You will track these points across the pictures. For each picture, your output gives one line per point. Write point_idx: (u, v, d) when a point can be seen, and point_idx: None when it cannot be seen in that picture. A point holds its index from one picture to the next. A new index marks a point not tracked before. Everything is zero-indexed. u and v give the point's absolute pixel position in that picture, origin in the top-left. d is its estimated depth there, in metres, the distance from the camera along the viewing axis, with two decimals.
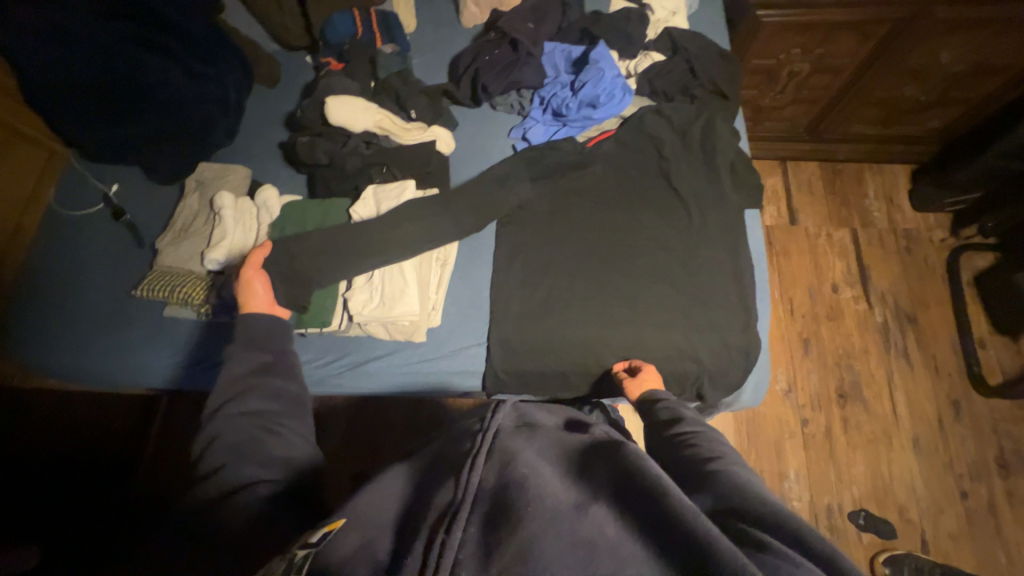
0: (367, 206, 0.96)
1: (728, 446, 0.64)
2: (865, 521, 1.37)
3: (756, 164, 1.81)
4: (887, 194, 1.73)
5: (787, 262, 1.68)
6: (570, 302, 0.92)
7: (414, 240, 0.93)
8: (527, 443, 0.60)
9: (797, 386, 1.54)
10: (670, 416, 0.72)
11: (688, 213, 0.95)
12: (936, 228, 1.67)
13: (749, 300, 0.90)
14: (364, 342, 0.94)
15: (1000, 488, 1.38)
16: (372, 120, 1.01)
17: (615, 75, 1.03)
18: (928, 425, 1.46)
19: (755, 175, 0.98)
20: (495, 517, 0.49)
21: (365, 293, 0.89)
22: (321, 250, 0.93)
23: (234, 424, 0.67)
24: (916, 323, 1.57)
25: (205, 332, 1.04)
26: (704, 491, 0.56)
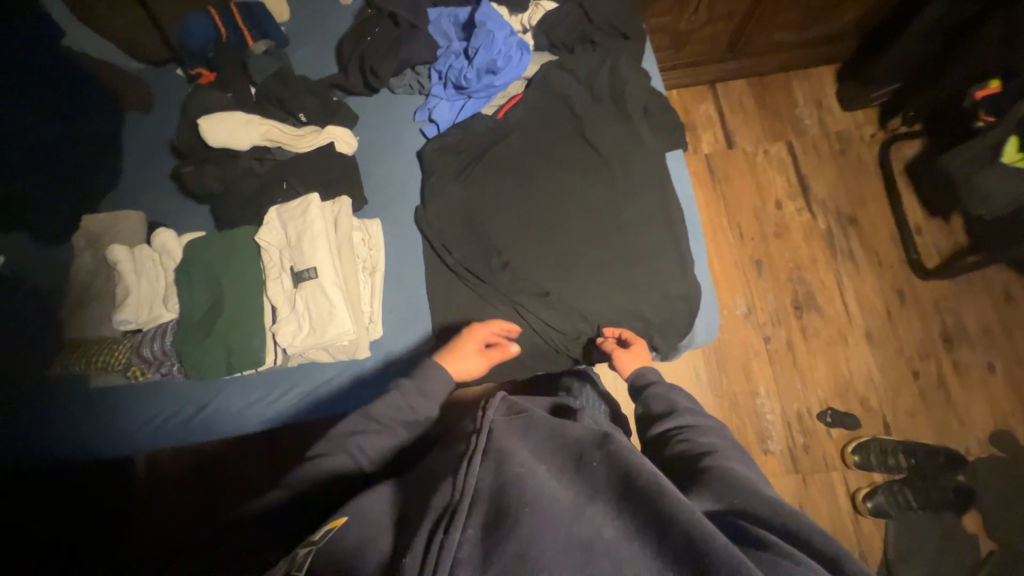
0: (274, 229, 0.89)
1: (727, 438, 0.68)
2: (833, 418, 1.47)
3: (685, 93, 1.77)
4: (816, 99, 1.72)
5: (730, 188, 1.68)
6: (508, 283, 0.90)
7: (329, 258, 0.87)
8: (522, 438, 0.62)
9: (756, 307, 1.59)
10: (661, 405, 0.76)
11: (613, 171, 0.91)
12: (866, 125, 1.68)
13: (683, 245, 0.89)
14: (311, 369, 0.91)
15: (947, 360, 1.48)
16: (257, 134, 0.93)
17: (507, 34, 0.96)
18: (878, 316, 1.54)
19: (669, 114, 0.95)
20: (492, 517, 0.51)
21: (292, 324, 0.85)
22: (239, 285, 0.89)
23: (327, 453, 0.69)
24: (857, 222, 1.62)
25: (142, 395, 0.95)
26: (702, 486, 0.59)
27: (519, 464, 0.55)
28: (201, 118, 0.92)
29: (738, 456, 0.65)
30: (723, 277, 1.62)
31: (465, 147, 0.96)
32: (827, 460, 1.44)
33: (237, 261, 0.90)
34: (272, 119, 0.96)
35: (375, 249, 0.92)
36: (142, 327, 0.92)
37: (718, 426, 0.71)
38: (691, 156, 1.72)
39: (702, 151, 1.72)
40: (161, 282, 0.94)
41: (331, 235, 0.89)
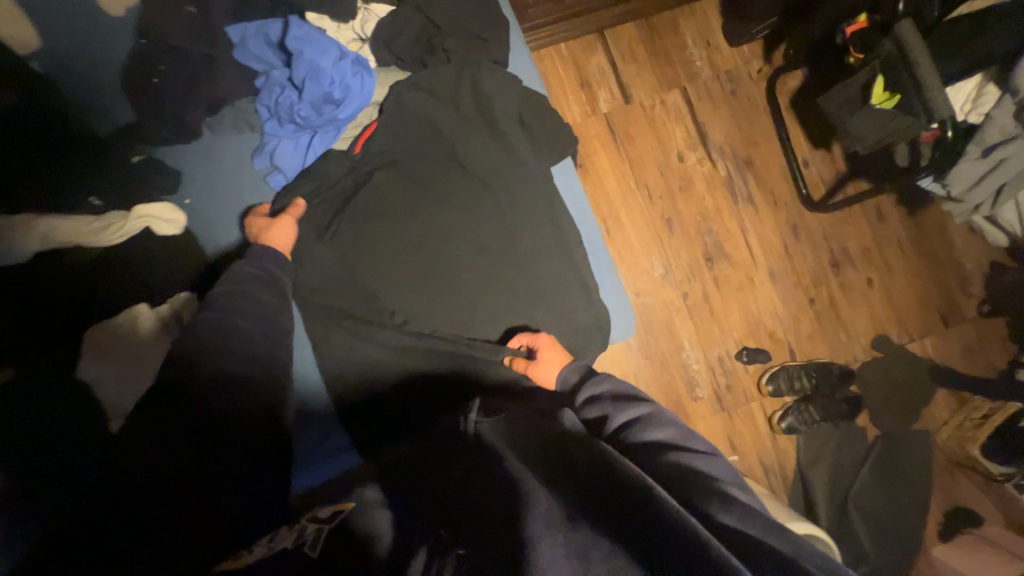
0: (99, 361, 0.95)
1: (677, 422, 0.78)
2: (748, 356, 1.60)
3: (574, 46, 1.62)
4: (704, 38, 1.66)
5: (632, 147, 1.63)
6: (404, 315, 1.01)
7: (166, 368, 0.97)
8: (506, 444, 0.74)
9: (671, 266, 1.62)
10: (598, 412, 0.81)
11: (484, 196, 1.01)
12: (752, 60, 1.67)
13: (557, 252, 1.02)
14: None
15: (835, 282, 1.64)
16: (37, 242, 0.96)
17: (334, 61, 0.99)
18: (778, 253, 1.64)
19: (524, 129, 1.03)
20: (483, 516, 0.62)
21: None
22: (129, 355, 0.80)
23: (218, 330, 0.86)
24: (752, 164, 1.66)
25: None
26: (678, 476, 0.67)
27: (512, 471, 0.67)
28: None
29: (687, 436, 0.76)
30: (639, 242, 1.61)
31: (332, 189, 1.03)
32: (747, 393, 1.59)
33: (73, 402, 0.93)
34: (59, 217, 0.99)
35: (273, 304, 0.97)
36: None
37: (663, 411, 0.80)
38: (591, 118, 1.62)
39: (600, 110, 1.62)
40: None
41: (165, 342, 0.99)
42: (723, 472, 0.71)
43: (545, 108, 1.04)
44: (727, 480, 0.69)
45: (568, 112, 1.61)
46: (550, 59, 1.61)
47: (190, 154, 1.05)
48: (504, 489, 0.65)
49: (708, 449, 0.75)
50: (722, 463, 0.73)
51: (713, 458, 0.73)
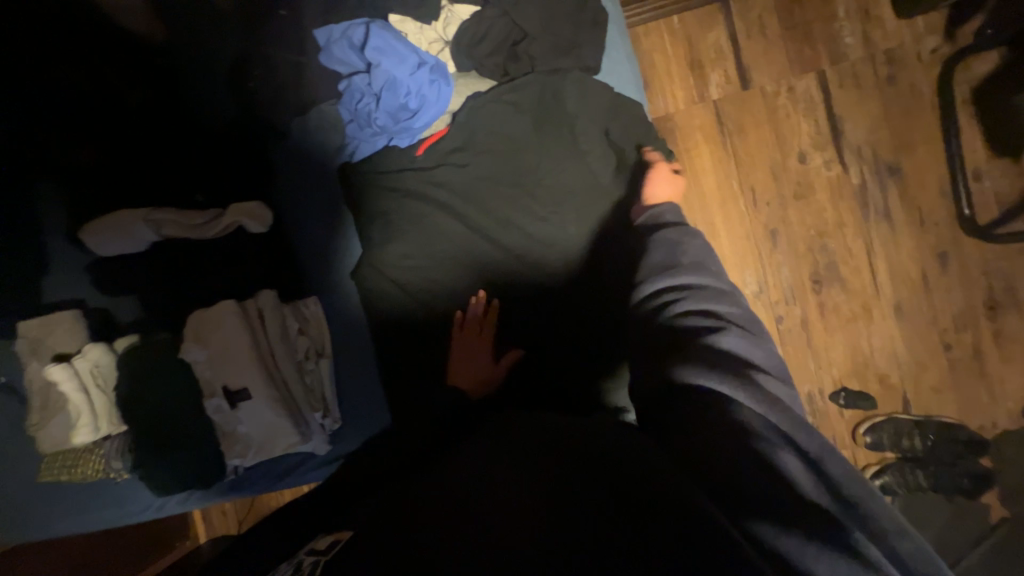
0: (193, 346, 0.86)
1: (750, 334, 0.71)
2: (846, 400, 1.37)
3: (690, 20, 1.39)
4: (862, 8, 1.34)
5: (744, 142, 1.40)
6: None
7: (260, 372, 0.87)
8: (507, 445, 0.68)
9: (768, 285, 1.41)
10: (669, 297, 0.76)
11: (557, 222, 0.96)
12: (925, 37, 1.32)
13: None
14: (264, 424, 0.86)
15: (987, 330, 1.33)
16: (152, 229, 0.92)
17: (416, 68, 0.94)
18: (912, 285, 1.36)
19: (607, 145, 0.96)
20: (476, 512, 0.57)
21: (239, 381, 0.86)
22: (232, 354, 0.86)
23: (277, 323, 0.91)
24: (899, 172, 1.35)
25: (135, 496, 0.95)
26: (741, 396, 0.62)
27: (501, 486, 0.60)
28: (86, 232, 0.92)
29: (754, 388, 0.62)
30: (733, 253, 1.42)
31: (405, 203, 0.97)
32: (836, 440, 1.38)
33: (164, 369, 0.87)
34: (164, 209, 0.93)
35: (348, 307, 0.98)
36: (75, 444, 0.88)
37: (747, 341, 0.69)
38: (697, 106, 1.41)
39: (710, 97, 1.40)
40: (68, 411, 0.86)
41: (254, 342, 0.88)
42: (803, 440, 0.58)
43: (636, 125, 0.96)
44: (795, 463, 0.56)
45: (671, 98, 1.41)
46: (658, 34, 1.40)
47: (276, 148, 1.01)
48: (501, 494, 0.58)
49: (788, 407, 0.61)
50: (806, 423, 0.60)
51: (793, 418, 0.60)
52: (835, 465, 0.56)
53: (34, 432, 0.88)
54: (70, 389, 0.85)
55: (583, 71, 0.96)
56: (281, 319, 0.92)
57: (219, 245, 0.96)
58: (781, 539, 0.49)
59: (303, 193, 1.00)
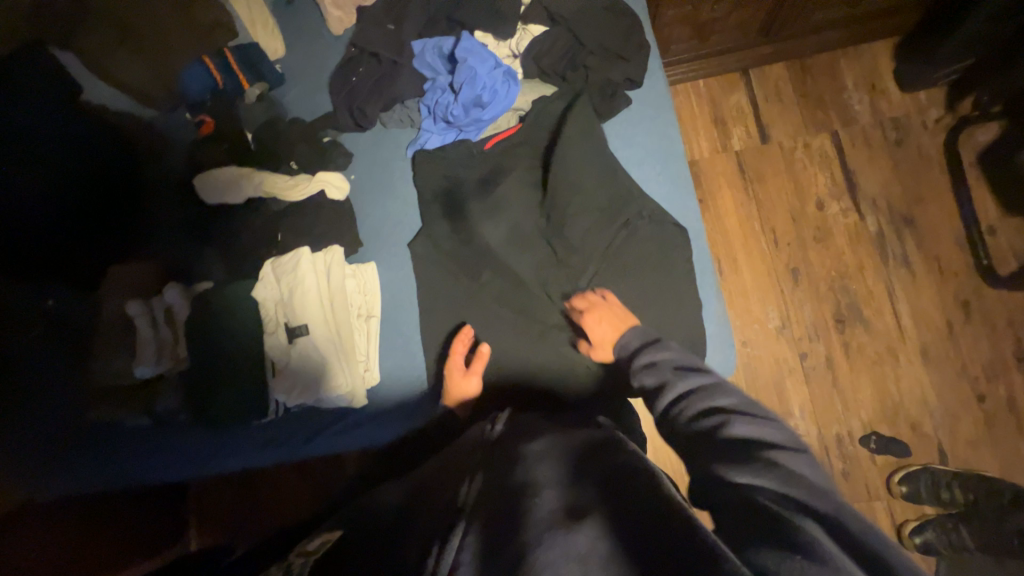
0: (270, 282, 0.95)
1: (766, 435, 0.60)
2: (877, 444, 1.32)
3: (714, 83, 1.58)
4: (868, 82, 1.52)
5: (763, 188, 1.51)
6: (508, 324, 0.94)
7: (322, 314, 0.93)
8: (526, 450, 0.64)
9: (791, 321, 1.43)
10: (654, 379, 0.74)
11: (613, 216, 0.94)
12: (928, 109, 1.48)
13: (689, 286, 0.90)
14: (314, 363, 0.91)
15: (1019, 381, 1.31)
16: (253, 187, 0.99)
17: (490, 68, 0.99)
18: (936, 331, 1.37)
19: (674, 150, 0.97)
20: (498, 501, 0.54)
21: (304, 320, 0.92)
22: (300, 295, 0.93)
23: (338, 279, 0.95)
24: (914, 223, 1.43)
25: (163, 449, 0.96)
26: (749, 466, 0.56)
27: (520, 477, 0.56)
28: (199, 178, 1.01)
29: (779, 475, 0.53)
30: (755, 288, 1.46)
31: (465, 191, 0.98)
32: (870, 489, 1.30)
33: (237, 304, 0.94)
34: (266, 171, 1.01)
35: (399, 279, 0.97)
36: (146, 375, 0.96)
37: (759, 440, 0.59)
38: (720, 154, 1.55)
39: (732, 147, 1.55)
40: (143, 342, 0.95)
41: (320, 285, 0.94)
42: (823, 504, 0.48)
43: None
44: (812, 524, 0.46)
45: (696, 145, 1.56)
46: (685, 93, 1.59)
47: (347, 138, 1.04)
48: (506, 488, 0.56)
49: (819, 488, 0.51)
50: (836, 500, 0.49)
51: (814, 489, 0.51)
52: (862, 529, 0.45)
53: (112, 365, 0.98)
54: (142, 323, 0.96)
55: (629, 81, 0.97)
56: (346, 277, 0.95)
57: (296, 211, 1.00)
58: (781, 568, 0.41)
59: (365, 176, 1.02)
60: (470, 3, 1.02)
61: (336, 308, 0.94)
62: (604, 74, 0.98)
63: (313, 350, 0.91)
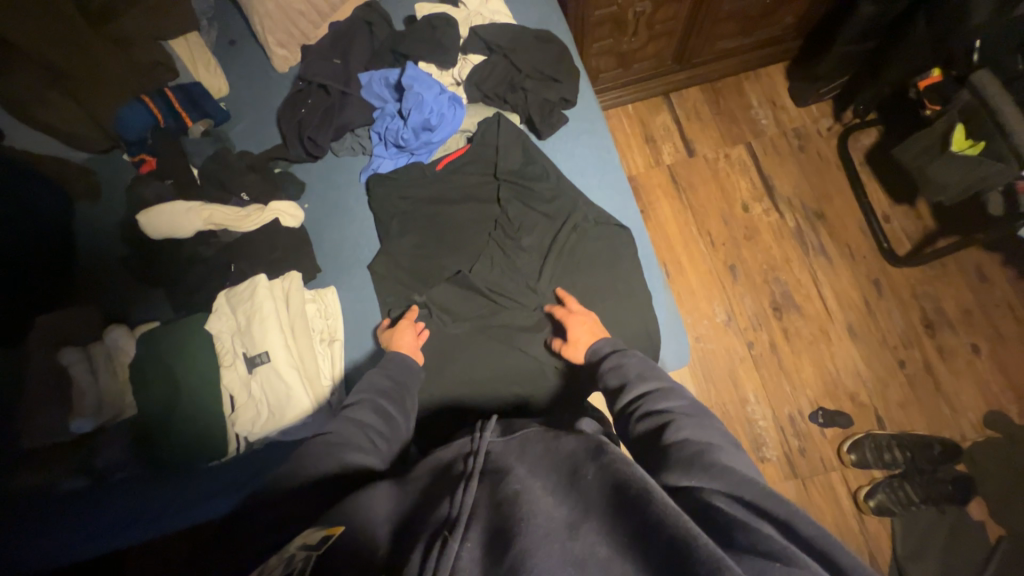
0: (223, 313, 0.92)
1: (717, 438, 0.62)
2: (825, 418, 1.43)
3: (641, 107, 1.75)
4: (769, 99, 1.75)
5: (695, 196, 1.66)
6: (473, 334, 0.96)
7: (281, 341, 0.90)
8: (515, 456, 0.63)
9: (735, 313, 1.55)
10: (616, 380, 0.77)
11: (563, 222, 1.00)
12: (821, 119, 1.71)
13: (639, 281, 0.97)
14: (273, 393, 0.88)
15: (931, 346, 1.48)
16: (200, 219, 0.97)
17: (436, 94, 1.05)
18: (857, 309, 1.53)
19: (611, 161, 1.06)
20: (497, 504, 0.54)
21: (262, 350, 0.89)
22: (257, 323, 0.90)
23: (298, 305, 0.93)
24: (824, 217, 1.62)
25: (106, 512, 0.87)
26: (703, 465, 0.57)
27: (514, 483, 0.56)
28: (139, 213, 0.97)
29: (725, 476, 0.54)
30: (700, 286, 1.58)
31: (420, 210, 1.01)
32: (824, 461, 1.40)
33: (190, 338, 0.90)
34: (214, 203, 1.00)
35: (360, 301, 0.97)
36: (83, 426, 0.87)
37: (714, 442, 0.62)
38: (654, 169, 1.70)
39: (664, 162, 1.70)
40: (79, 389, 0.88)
41: (279, 311, 0.92)
42: (771, 503, 0.49)
43: None
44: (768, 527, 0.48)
45: (632, 163, 1.70)
46: (617, 117, 1.74)
47: (300, 169, 1.06)
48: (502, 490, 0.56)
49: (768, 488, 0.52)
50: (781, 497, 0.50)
51: (763, 486, 0.52)
52: (806, 526, 0.46)
53: (36, 428, 0.87)
54: (79, 370, 0.89)
55: (561, 100, 1.06)
56: (305, 303, 0.94)
57: (248, 242, 0.98)
58: None
59: (318, 204, 1.03)
60: (411, 38, 1.09)
61: (296, 335, 0.92)
62: (541, 95, 1.07)
63: (273, 379, 0.88)
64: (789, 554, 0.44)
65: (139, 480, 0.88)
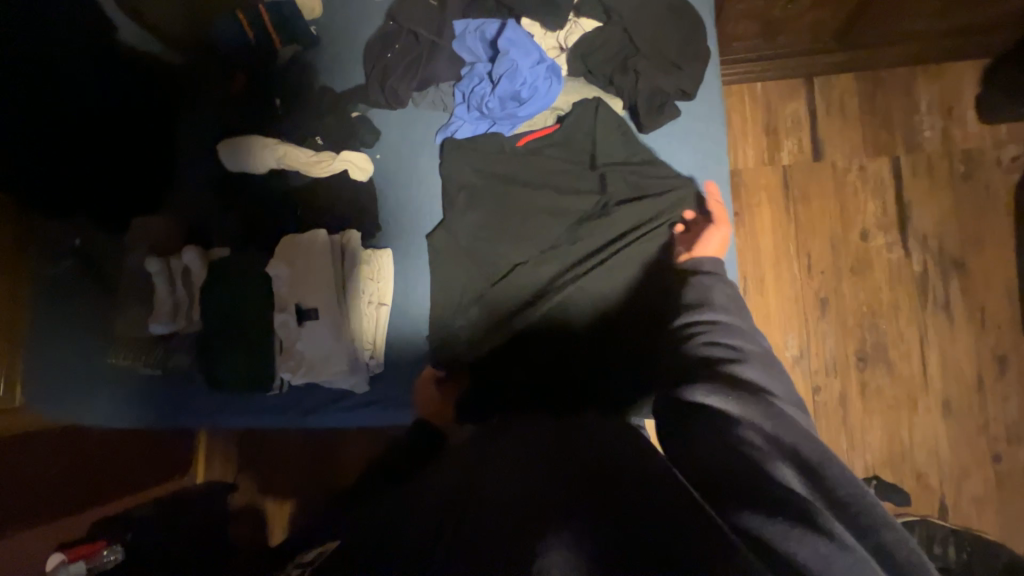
0: (280, 262, 0.93)
1: (775, 379, 0.63)
2: (877, 489, 1.29)
3: (773, 88, 1.46)
4: (944, 105, 1.39)
5: (807, 209, 1.42)
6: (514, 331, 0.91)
7: (332, 299, 0.92)
8: (511, 445, 0.68)
9: (810, 351, 1.37)
10: (695, 297, 0.76)
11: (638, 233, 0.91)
12: (1005, 144, 1.35)
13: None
14: (319, 348, 0.92)
15: None
16: (274, 158, 0.97)
17: (534, 62, 0.93)
18: (964, 384, 1.31)
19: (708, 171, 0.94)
20: (482, 494, 0.57)
21: (315, 304, 0.92)
22: (313, 279, 0.92)
23: (354, 268, 0.94)
24: (963, 267, 1.34)
25: (175, 404, 1.00)
26: (756, 398, 0.59)
27: (509, 476, 0.59)
28: (221, 141, 1.00)
29: (778, 416, 0.56)
30: (779, 313, 1.40)
31: (491, 186, 0.94)
32: None
33: (251, 278, 0.95)
34: (290, 143, 0.98)
35: (412, 269, 0.97)
36: (162, 331, 0.96)
37: (773, 382, 0.62)
38: (766, 166, 1.45)
39: (780, 161, 1.45)
40: (161, 299, 0.97)
41: (335, 271, 0.93)
42: (811, 455, 0.51)
43: None
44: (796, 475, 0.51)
45: (741, 154, 1.46)
46: (739, 95, 1.47)
47: (377, 114, 1.01)
48: (496, 478, 0.60)
49: (810, 437, 0.54)
50: (813, 436, 0.54)
51: (806, 437, 0.54)
52: (837, 481, 0.49)
53: (130, 319, 1.00)
54: (160, 281, 0.97)
55: (678, 94, 0.92)
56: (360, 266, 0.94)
57: (317, 185, 0.98)
58: (769, 529, 0.46)
59: (389, 158, 0.99)
60: None
61: (348, 296, 0.94)
62: (654, 78, 0.91)
63: (321, 335, 0.92)
64: (806, 510, 0.46)
65: (201, 385, 0.99)
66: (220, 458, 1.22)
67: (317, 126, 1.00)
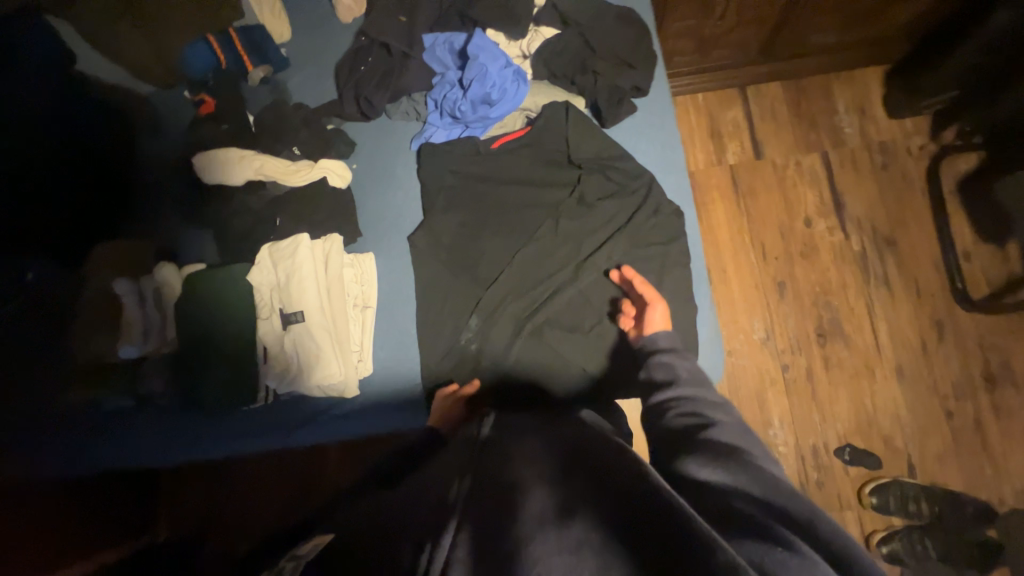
0: (264, 269, 0.94)
1: (756, 446, 0.61)
2: (851, 456, 1.37)
3: (713, 98, 1.61)
4: (858, 105, 1.58)
5: (755, 202, 1.55)
6: (501, 321, 0.94)
7: (317, 301, 0.93)
8: (515, 437, 0.65)
9: (775, 332, 1.47)
10: (663, 374, 0.76)
11: (610, 219, 0.97)
12: (913, 136, 1.54)
13: (684, 291, 0.93)
14: (304, 352, 0.91)
15: (987, 402, 1.38)
16: (251, 169, 0.98)
17: (500, 67, 1.00)
18: (912, 350, 1.43)
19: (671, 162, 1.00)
20: (485, 493, 0.54)
21: (299, 309, 0.92)
22: (296, 282, 0.93)
23: (337, 270, 0.95)
24: (895, 245, 1.49)
25: (145, 436, 0.94)
26: (736, 465, 0.56)
27: (513, 472, 0.56)
28: (195, 156, 1.00)
29: (760, 477, 0.53)
30: (742, 299, 1.49)
31: (467, 187, 0.98)
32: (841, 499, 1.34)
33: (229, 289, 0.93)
34: (266, 154, 1.00)
35: (396, 270, 0.98)
36: (129, 353, 0.94)
37: (752, 448, 0.60)
38: (715, 167, 1.58)
39: (726, 161, 1.58)
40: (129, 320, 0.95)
41: (319, 273, 0.94)
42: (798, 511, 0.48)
43: None
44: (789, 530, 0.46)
45: (691, 157, 1.59)
46: (684, 105, 1.61)
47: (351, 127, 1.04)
48: (497, 477, 0.57)
49: (795, 495, 0.51)
50: (799, 496, 0.51)
51: (792, 497, 0.50)
52: (828, 534, 0.45)
53: (98, 346, 0.96)
54: (129, 302, 0.95)
55: (634, 90, 1.01)
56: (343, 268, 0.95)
57: (294, 197, 0.99)
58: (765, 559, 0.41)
59: (366, 167, 1.02)
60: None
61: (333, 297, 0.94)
62: (610, 80, 1.00)
63: (308, 338, 0.91)
64: (793, 541, 0.43)
65: (174, 412, 0.94)
66: (190, 500, 1.15)
67: (291, 142, 1.02)
